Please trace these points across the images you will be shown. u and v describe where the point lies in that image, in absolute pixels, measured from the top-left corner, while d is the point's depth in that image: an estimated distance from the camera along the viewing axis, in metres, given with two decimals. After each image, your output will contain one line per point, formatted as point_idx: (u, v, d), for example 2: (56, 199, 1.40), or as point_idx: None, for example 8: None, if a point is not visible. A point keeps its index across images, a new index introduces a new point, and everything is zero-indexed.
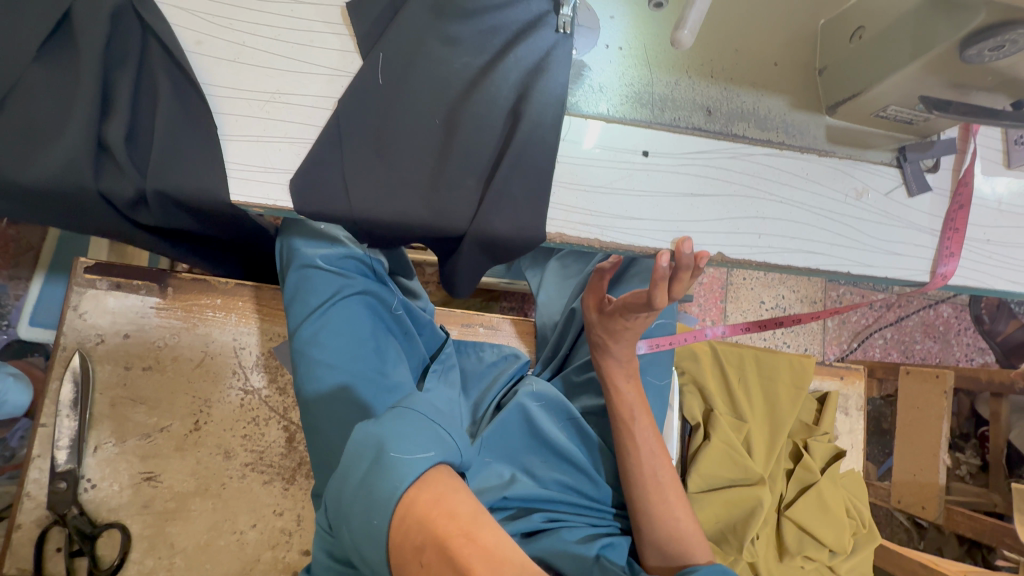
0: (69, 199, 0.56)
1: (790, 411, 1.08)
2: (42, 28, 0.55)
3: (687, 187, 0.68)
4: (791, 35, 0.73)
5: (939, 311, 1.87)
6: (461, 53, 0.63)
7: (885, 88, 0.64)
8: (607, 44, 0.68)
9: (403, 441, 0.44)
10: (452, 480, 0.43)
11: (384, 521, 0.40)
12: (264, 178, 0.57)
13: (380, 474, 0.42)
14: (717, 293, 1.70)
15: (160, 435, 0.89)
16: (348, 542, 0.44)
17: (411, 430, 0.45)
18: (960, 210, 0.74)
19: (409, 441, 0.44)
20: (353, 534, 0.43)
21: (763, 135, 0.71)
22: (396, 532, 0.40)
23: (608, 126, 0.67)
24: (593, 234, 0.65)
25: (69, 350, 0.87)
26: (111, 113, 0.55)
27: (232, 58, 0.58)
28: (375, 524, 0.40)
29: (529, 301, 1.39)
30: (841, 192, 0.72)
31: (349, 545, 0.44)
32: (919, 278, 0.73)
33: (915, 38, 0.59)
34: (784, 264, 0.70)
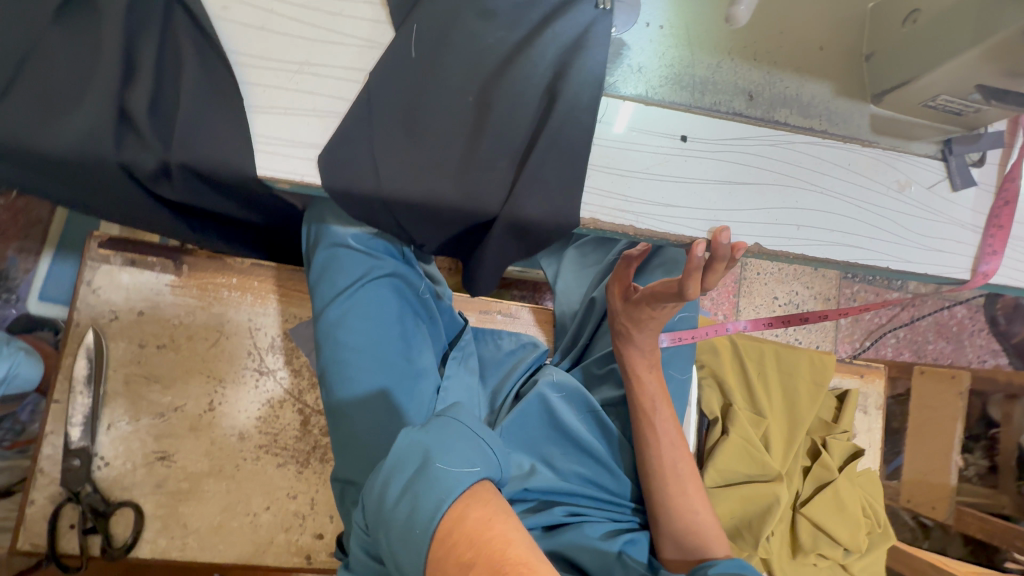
0: (90, 170, 0.54)
1: (810, 409, 1.06)
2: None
3: (727, 175, 0.66)
4: (838, 19, 0.70)
5: (954, 312, 1.84)
6: (495, 28, 0.60)
7: (938, 77, 0.61)
8: (647, 23, 0.65)
9: (448, 454, 0.47)
10: (499, 502, 0.45)
11: (427, 532, 0.42)
12: (290, 152, 0.55)
13: (427, 483, 0.45)
14: (731, 288, 1.68)
15: (174, 414, 0.88)
16: (383, 547, 0.46)
17: (456, 444, 0.48)
18: (1006, 206, 0.72)
19: (455, 456, 0.47)
20: (392, 542, 0.45)
21: (806, 122, 0.68)
22: (439, 546, 0.41)
23: (645, 109, 0.65)
24: (628, 221, 0.63)
25: (83, 326, 0.86)
26: (134, 81, 0.53)
27: (259, 26, 0.56)
28: (417, 533, 0.42)
29: (542, 289, 1.38)
30: (884, 184, 0.70)
31: (384, 552, 0.46)
32: (959, 276, 0.71)
33: (975, 23, 0.56)
34: (823, 257, 0.68)
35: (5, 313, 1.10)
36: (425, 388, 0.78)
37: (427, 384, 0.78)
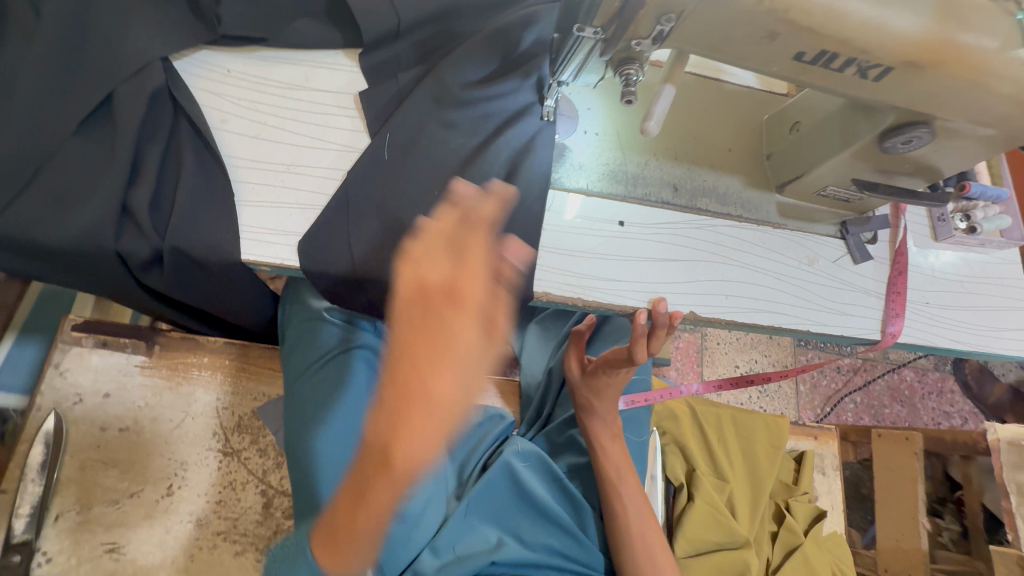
0: (87, 257, 0.59)
1: (770, 471, 1.10)
2: (80, 105, 0.60)
3: (662, 253, 0.76)
4: (742, 127, 0.85)
5: (903, 375, 1.95)
6: (456, 135, 0.70)
7: (823, 172, 0.75)
8: (585, 130, 0.78)
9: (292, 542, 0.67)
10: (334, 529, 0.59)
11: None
12: (274, 239, 0.62)
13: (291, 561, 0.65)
14: (694, 357, 1.76)
15: (129, 501, 0.85)
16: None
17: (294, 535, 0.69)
18: (900, 275, 0.83)
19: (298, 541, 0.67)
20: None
21: (724, 209, 0.80)
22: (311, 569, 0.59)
23: (588, 200, 0.76)
24: (576, 293, 0.71)
25: (44, 410, 0.85)
26: (138, 181, 0.60)
27: (253, 135, 0.65)
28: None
29: (511, 363, 1.42)
30: (795, 259, 0.81)
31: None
32: (871, 336, 0.81)
33: (842, 133, 0.70)
34: (751, 323, 0.77)
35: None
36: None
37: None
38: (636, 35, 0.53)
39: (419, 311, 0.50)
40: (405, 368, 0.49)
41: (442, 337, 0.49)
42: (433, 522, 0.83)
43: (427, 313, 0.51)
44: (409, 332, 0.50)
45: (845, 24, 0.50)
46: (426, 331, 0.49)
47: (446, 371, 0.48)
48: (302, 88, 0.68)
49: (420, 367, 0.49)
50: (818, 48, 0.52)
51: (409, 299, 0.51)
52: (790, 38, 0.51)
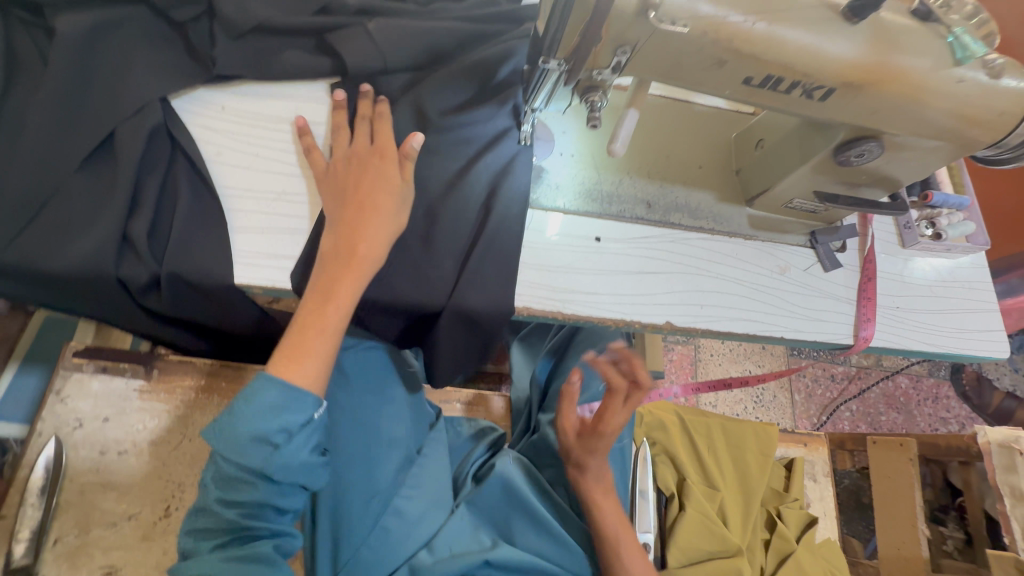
0: (89, 285, 0.62)
1: (761, 478, 1.11)
2: (84, 142, 0.64)
3: (638, 266, 0.79)
4: (712, 145, 0.89)
5: (897, 382, 1.96)
6: (437, 161, 0.75)
7: (788, 185, 0.79)
8: (561, 152, 0.82)
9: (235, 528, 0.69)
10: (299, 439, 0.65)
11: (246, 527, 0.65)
12: (266, 264, 0.65)
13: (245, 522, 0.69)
14: (688, 369, 1.78)
15: (127, 523, 0.86)
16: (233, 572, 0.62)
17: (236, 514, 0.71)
18: (869, 281, 0.87)
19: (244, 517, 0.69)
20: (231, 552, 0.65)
21: (696, 223, 0.84)
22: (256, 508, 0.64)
23: (566, 218, 0.79)
24: (556, 307, 0.74)
25: (45, 435, 0.87)
26: (138, 211, 0.64)
27: (245, 166, 0.69)
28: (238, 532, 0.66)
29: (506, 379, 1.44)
30: (767, 268, 0.84)
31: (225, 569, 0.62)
32: (844, 341, 0.83)
33: (802, 149, 0.74)
34: (727, 330, 0.80)
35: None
36: (394, 457, 0.84)
37: (398, 452, 0.85)
38: (596, 65, 0.57)
39: (346, 172, 0.68)
40: (352, 200, 0.65)
41: (374, 178, 0.66)
42: (433, 523, 0.85)
43: (361, 169, 0.68)
44: (339, 203, 0.66)
45: (785, 50, 0.55)
46: (356, 196, 0.66)
47: (371, 200, 0.65)
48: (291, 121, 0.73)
49: (359, 214, 0.64)
50: (764, 73, 0.57)
51: (330, 181, 0.68)
52: (736, 65, 0.56)
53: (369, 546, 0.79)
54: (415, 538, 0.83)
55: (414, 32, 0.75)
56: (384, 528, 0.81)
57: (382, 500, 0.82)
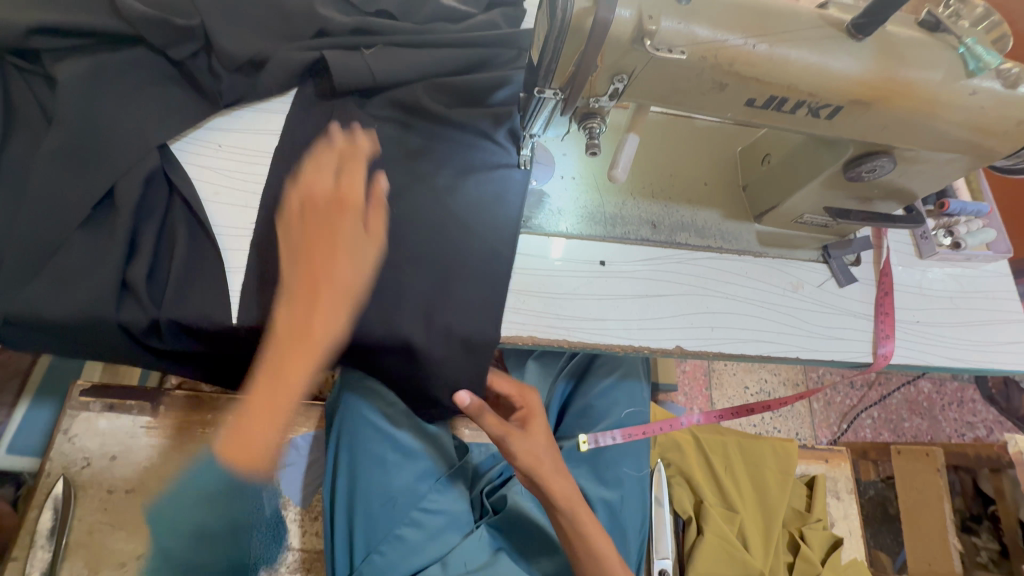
0: (89, 332, 0.62)
1: (782, 497, 1.08)
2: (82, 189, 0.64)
3: (643, 290, 0.77)
4: (716, 161, 0.87)
5: (920, 386, 1.89)
6: (433, 187, 0.72)
7: (797, 201, 0.76)
8: (562, 175, 0.81)
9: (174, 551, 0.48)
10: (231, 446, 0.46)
11: None
12: (262, 304, 0.64)
13: None
14: (701, 381, 1.74)
15: (136, 563, 0.86)
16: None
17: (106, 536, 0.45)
18: (886, 296, 0.84)
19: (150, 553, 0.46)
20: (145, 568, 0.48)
21: (703, 242, 0.82)
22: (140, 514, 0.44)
23: (569, 242, 0.78)
24: (560, 335, 0.73)
25: (54, 475, 0.88)
26: (136, 256, 0.63)
27: (242, 204, 0.68)
28: None
29: None
30: (780, 286, 0.82)
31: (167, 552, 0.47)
32: (863, 359, 0.80)
33: (810, 165, 0.72)
34: (740, 352, 0.77)
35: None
36: (414, 466, 0.86)
37: (419, 462, 0.87)
38: (593, 93, 0.56)
39: (308, 228, 0.67)
40: (303, 258, 0.65)
41: (333, 230, 0.67)
42: (446, 543, 0.86)
43: (326, 221, 0.67)
44: (308, 250, 0.66)
45: (788, 71, 0.53)
46: (329, 253, 0.65)
47: (345, 252, 0.66)
48: (283, 153, 0.71)
49: (332, 278, 0.65)
50: (766, 94, 0.55)
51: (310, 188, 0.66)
52: (737, 88, 0.54)
53: (381, 554, 0.82)
54: (425, 554, 0.84)
55: (409, 62, 0.75)
56: (397, 539, 0.83)
57: (399, 509, 0.84)
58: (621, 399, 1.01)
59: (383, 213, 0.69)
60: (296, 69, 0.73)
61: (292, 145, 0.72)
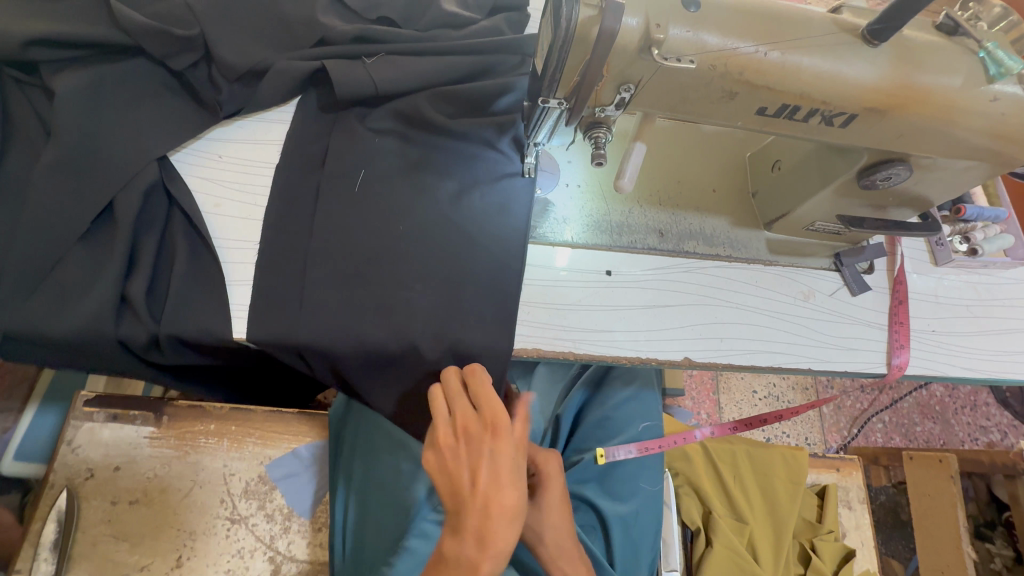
0: (89, 348, 0.61)
1: (792, 508, 1.06)
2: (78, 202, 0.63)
3: (650, 300, 0.76)
4: (724, 167, 0.85)
5: (932, 390, 1.86)
6: (436, 197, 0.71)
7: (808, 209, 0.74)
8: (567, 183, 0.79)
9: None
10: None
11: None
12: (263, 317, 0.63)
13: None
14: (709, 386, 1.72)
15: (140, 575, 0.85)
16: None
17: None
18: (900, 305, 0.82)
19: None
20: None
21: (711, 250, 0.80)
22: None
23: (574, 251, 0.76)
24: (566, 348, 0.71)
25: (58, 487, 0.87)
26: (135, 270, 0.62)
27: (243, 216, 0.67)
28: None
29: None
30: (790, 295, 0.80)
31: None
32: (877, 370, 0.78)
33: (821, 172, 0.70)
34: (749, 364, 0.75)
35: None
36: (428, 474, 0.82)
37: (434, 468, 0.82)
38: (599, 102, 0.55)
39: (466, 454, 0.54)
40: (464, 452, 0.54)
41: (491, 467, 0.53)
42: None
43: (481, 420, 0.56)
44: (489, 478, 0.53)
45: (801, 79, 0.51)
46: (514, 480, 0.53)
47: (516, 481, 0.53)
48: (284, 164, 0.70)
49: (510, 521, 0.52)
50: (778, 103, 0.53)
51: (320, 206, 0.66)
52: (748, 96, 0.53)
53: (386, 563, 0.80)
54: None
55: (410, 70, 0.73)
56: None
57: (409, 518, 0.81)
58: (637, 411, 1.00)
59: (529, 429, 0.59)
60: (296, 78, 0.72)
61: (295, 156, 0.71)
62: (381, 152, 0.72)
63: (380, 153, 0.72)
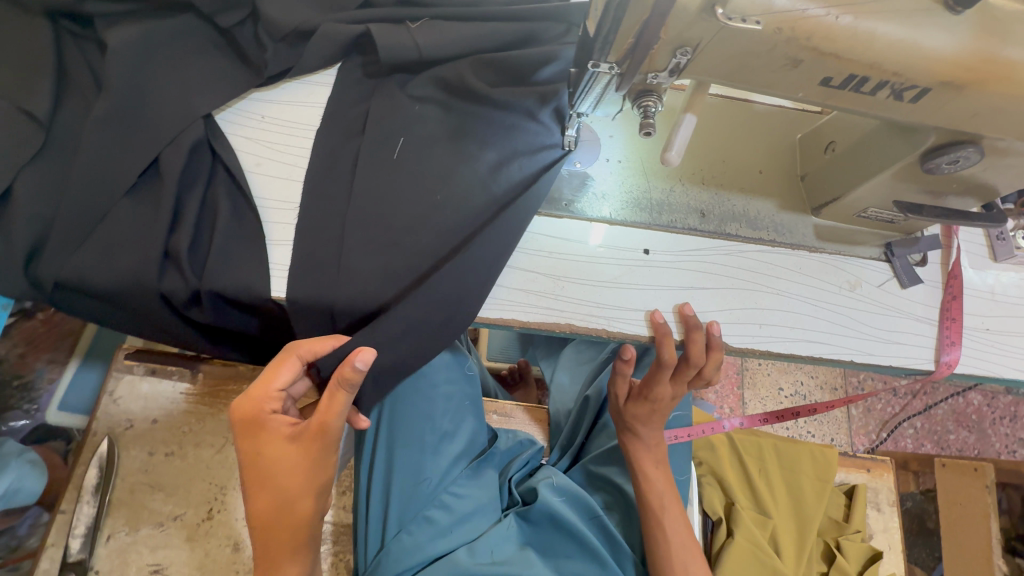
0: (133, 300, 0.63)
1: (819, 506, 1.03)
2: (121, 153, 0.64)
3: (687, 281, 0.74)
4: (772, 148, 0.82)
5: (969, 398, 1.77)
6: (476, 167, 0.70)
7: (861, 194, 0.71)
8: (607, 158, 0.78)
9: None
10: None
11: None
12: (300, 277, 0.63)
13: None
14: (734, 380, 1.68)
15: (173, 524, 0.89)
16: None
17: None
18: (954, 300, 0.77)
19: None
20: None
21: (755, 234, 0.77)
22: None
23: (611, 228, 0.75)
24: (600, 324, 0.70)
25: (99, 435, 0.91)
26: (179, 225, 0.63)
27: (284, 176, 0.68)
28: None
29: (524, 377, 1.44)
30: (837, 284, 0.77)
31: None
32: (925, 366, 0.75)
33: (879, 155, 0.66)
34: (788, 352, 0.73)
35: (19, 424, 1.10)
36: (448, 451, 0.89)
37: (453, 446, 0.89)
38: (652, 68, 0.53)
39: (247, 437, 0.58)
40: (247, 436, 0.58)
41: (260, 452, 0.57)
42: (474, 528, 0.87)
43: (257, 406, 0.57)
44: (251, 471, 0.57)
45: (873, 48, 0.48)
46: (277, 479, 0.57)
47: (279, 469, 0.57)
48: (325, 128, 0.70)
49: (280, 513, 0.58)
50: (845, 73, 0.51)
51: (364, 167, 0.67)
52: (814, 64, 0.50)
53: (409, 533, 0.82)
54: (452, 539, 0.84)
55: (453, 36, 0.72)
56: (427, 520, 0.83)
57: (429, 492, 0.85)
58: None
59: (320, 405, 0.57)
60: (340, 41, 0.71)
61: (336, 121, 0.71)
62: (421, 119, 0.72)
63: (421, 120, 0.71)
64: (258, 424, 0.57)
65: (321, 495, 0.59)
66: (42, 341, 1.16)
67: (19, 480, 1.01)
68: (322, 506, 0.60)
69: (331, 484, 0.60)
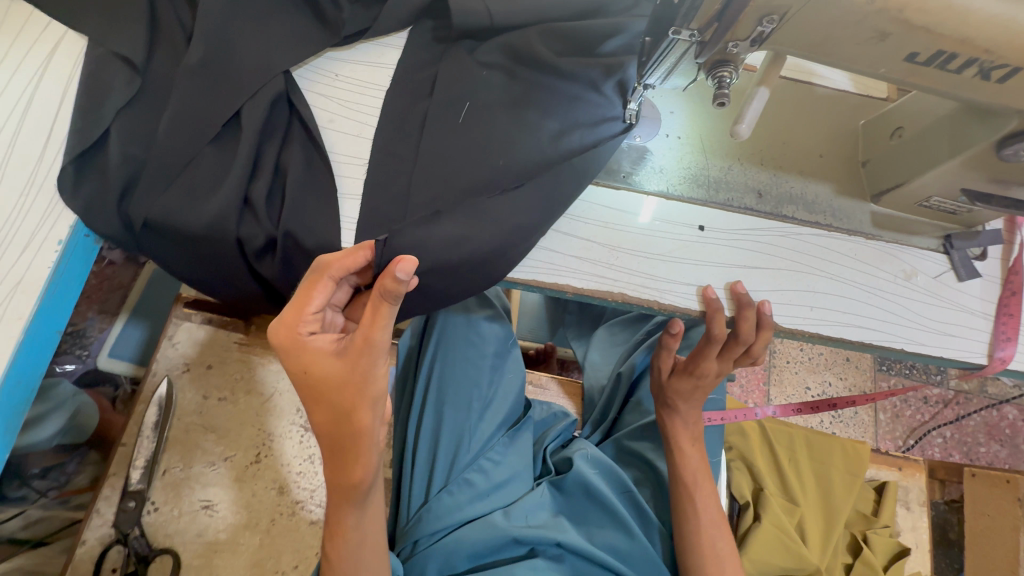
0: (211, 242, 0.66)
1: (848, 498, 1.03)
2: (205, 102, 0.66)
3: (741, 260, 0.74)
4: (834, 132, 0.81)
5: (1003, 412, 1.72)
6: (538, 134, 0.70)
7: (927, 181, 0.70)
8: (667, 134, 0.78)
9: None
10: None
11: None
12: (367, 229, 0.66)
13: None
14: (760, 376, 1.66)
15: (224, 464, 0.93)
16: None
17: None
18: (1013, 296, 0.76)
19: None
20: None
21: (812, 217, 0.77)
22: None
23: (666, 203, 0.75)
24: (653, 296, 0.71)
25: (158, 376, 0.96)
26: (258, 175, 0.67)
27: (356, 133, 0.70)
28: None
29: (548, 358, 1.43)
30: (891, 273, 0.76)
31: None
32: (977, 360, 0.74)
33: (951, 140, 0.65)
34: (839, 337, 0.73)
35: (71, 367, 1.15)
36: (492, 417, 0.92)
37: (496, 413, 0.92)
38: (734, 37, 0.53)
39: (296, 359, 0.55)
40: (292, 357, 0.55)
41: (310, 368, 0.55)
42: (510, 494, 0.89)
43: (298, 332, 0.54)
44: (302, 386, 0.56)
45: (967, 23, 0.48)
46: (331, 393, 0.55)
47: (331, 380, 0.54)
48: (394, 89, 0.72)
49: (338, 424, 0.56)
50: (934, 48, 0.50)
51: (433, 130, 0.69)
52: (902, 38, 0.50)
53: (450, 493, 0.85)
54: (489, 502, 0.87)
55: (524, 5, 0.74)
56: (466, 482, 0.86)
57: (469, 454, 0.88)
58: None
59: (367, 321, 0.53)
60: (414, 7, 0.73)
61: (406, 83, 0.73)
62: (487, 84, 0.72)
63: (487, 86, 0.72)
64: (305, 349, 0.54)
65: (377, 405, 0.56)
66: (94, 293, 1.20)
67: (71, 418, 1.04)
68: (380, 415, 0.57)
69: (385, 394, 0.57)
